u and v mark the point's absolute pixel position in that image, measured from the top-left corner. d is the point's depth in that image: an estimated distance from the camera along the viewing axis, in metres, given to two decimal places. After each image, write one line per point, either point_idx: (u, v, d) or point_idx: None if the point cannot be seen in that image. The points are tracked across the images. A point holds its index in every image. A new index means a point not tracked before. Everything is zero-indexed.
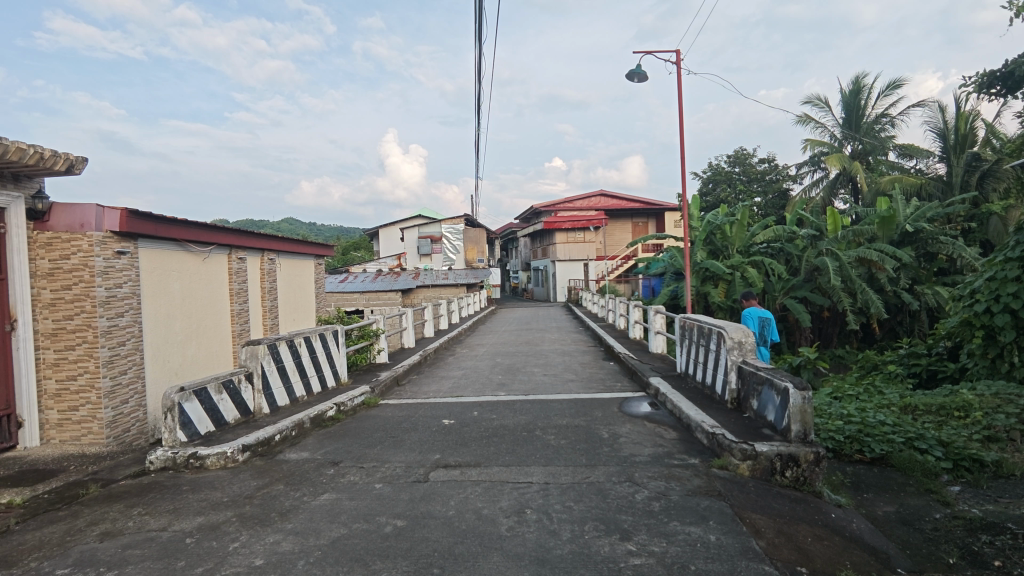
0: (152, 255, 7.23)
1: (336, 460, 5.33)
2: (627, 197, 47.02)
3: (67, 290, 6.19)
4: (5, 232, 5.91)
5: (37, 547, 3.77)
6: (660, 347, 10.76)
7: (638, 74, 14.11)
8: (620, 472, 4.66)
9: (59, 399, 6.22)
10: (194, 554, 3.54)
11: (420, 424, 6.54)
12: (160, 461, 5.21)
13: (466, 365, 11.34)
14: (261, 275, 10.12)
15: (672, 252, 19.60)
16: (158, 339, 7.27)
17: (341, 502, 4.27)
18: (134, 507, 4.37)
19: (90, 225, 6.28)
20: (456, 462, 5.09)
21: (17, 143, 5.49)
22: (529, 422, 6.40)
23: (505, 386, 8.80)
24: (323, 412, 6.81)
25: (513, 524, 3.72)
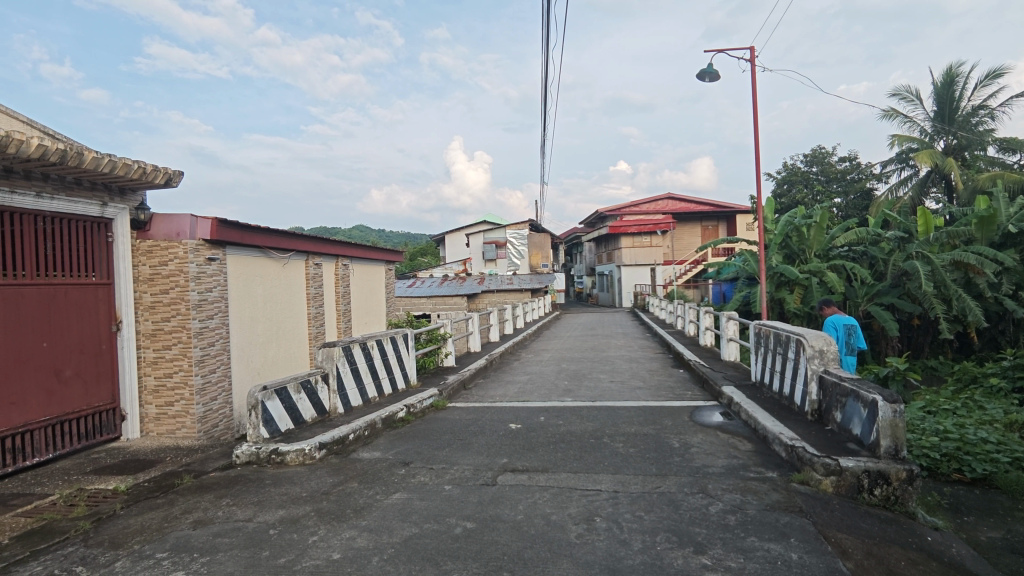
0: (238, 262, 7.70)
1: (407, 460, 5.47)
2: (696, 199, 45.71)
3: (165, 294, 6.70)
4: (112, 241, 6.50)
5: (140, 531, 4.09)
6: (732, 355, 10.37)
7: (709, 73, 13.71)
8: (692, 483, 4.52)
9: (158, 395, 6.74)
10: (277, 545, 3.72)
11: (488, 428, 6.61)
12: (245, 456, 5.53)
13: (532, 370, 11.36)
14: (335, 280, 10.56)
15: (744, 256, 18.84)
16: (243, 341, 7.73)
17: (412, 502, 4.38)
18: (222, 498, 4.66)
19: (185, 234, 6.74)
20: (524, 466, 5.11)
21: (124, 159, 6.00)
22: (596, 429, 6.33)
23: (572, 392, 8.74)
24: (394, 413, 7.01)
25: (582, 532, 3.68)
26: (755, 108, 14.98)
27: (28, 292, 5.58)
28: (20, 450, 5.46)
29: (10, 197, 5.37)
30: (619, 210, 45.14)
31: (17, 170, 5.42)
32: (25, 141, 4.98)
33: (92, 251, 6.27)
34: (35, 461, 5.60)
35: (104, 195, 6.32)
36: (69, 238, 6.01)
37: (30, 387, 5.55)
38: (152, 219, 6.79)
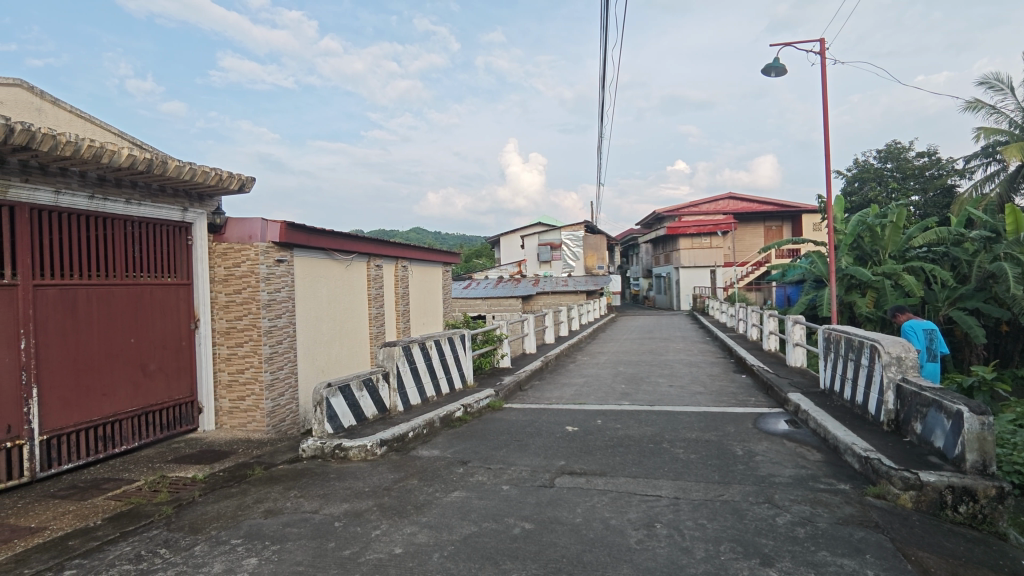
0: (305, 263, 8.02)
1: (465, 459, 5.55)
2: (758, 199, 44.12)
3: (238, 294, 7.06)
4: (191, 244, 6.91)
5: (216, 517, 4.32)
6: (799, 360, 9.92)
7: (776, 68, 13.21)
8: (757, 492, 4.36)
9: (231, 390, 7.10)
10: (342, 537, 3.85)
11: (544, 430, 6.61)
12: (311, 450, 5.76)
13: (588, 373, 11.24)
14: (395, 282, 10.82)
15: (811, 257, 18.02)
16: (309, 340, 8.04)
17: (471, 500, 4.43)
18: (291, 490, 4.86)
19: (257, 237, 7.07)
20: (581, 469, 5.08)
21: (203, 166, 6.38)
22: (656, 434, 6.21)
23: (630, 396, 8.60)
24: (452, 412, 7.12)
25: (642, 538, 3.62)
26: (825, 104, 14.31)
27: (117, 292, 6.01)
28: (110, 438, 5.89)
29: (103, 204, 5.81)
30: (677, 211, 44.15)
31: (109, 178, 5.86)
32: (117, 152, 5.39)
33: (173, 253, 6.69)
34: (123, 448, 6.02)
35: (185, 201, 6.74)
36: (154, 241, 6.44)
37: (118, 379, 5.98)
38: (227, 223, 7.16)
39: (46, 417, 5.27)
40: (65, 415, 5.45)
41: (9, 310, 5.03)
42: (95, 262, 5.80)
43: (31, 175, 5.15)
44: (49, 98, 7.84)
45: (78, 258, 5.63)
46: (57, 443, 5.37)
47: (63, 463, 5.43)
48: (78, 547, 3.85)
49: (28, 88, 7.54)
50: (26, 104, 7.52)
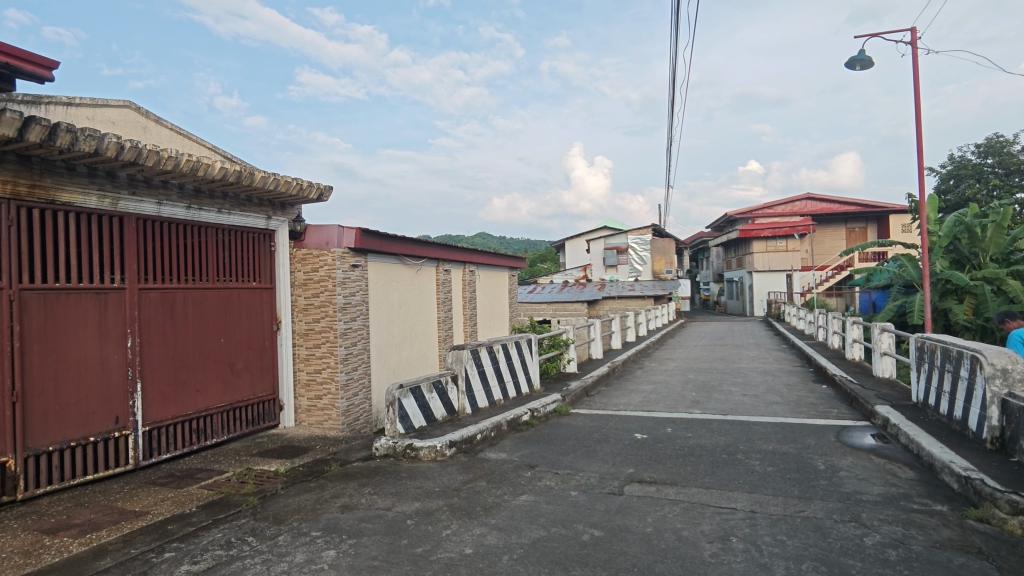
0: (378, 268, 8.30)
1: (533, 463, 5.56)
2: (839, 199, 41.78)
3: (316, 297, 7.39)
4: (275, 250, 7.32)
5: (297, 510, 4.55)
6: (886, 371, 9.29)
7: (861, 61, 12.48)
8: (842, 510, 4.12)
9: (309, 389, 7.44)
10: (414, 535, 3.95)
11: (612, 437, 6.53)
12: (384, 448, 5.95)
13: (657, 380, 10.99)
14: (463, 286, 11.02)
15: (899, 261, 16.86)
16: (381, 342, 8.32)
17: (539, 505, 4.44)
18: (365, 486, 5.04)
19: (333, 243, 7.38)
20: (651, 478, 4.97)
21: (286, 176, 6.76)
22: (729, 445, 5.99)
23: (701, 404, 8.33)
24: (519, 416, 7.16)
25: (717, 551, 3.50)
26: (917, 97, 13.38)
27: (209, 295, 6.46)
28: (202, 431, 6.33)
29: (199, 213, 6.27)
30: (751, 213, 42.48)
31: (203, 189, 6.31)
32: (211, 165, 5.82)
33: (258, 258, 7.11)
34: (213, 441, 6.44)
35: (269, 210, 7.15)
36: (241, 247, 6.87)
37: (210, 376, 6.41)
38: (306, 230, 7.52)
39: (148, 410, 5.73)
40: (164, 408, 5.90)
41: (117, 311, 5.51)
42: (191, 268, 6.27)
43: (138, 188, 5.63)
44: (153, 117, 8.58)
45: (176, 263, 6.10)
46: (157, 434, 5.83)
47: (162, 453, 5.88)
48: (175, 532, 4.15)
49: (136, 109, 8.30)
50: (134, 123, 8.27)
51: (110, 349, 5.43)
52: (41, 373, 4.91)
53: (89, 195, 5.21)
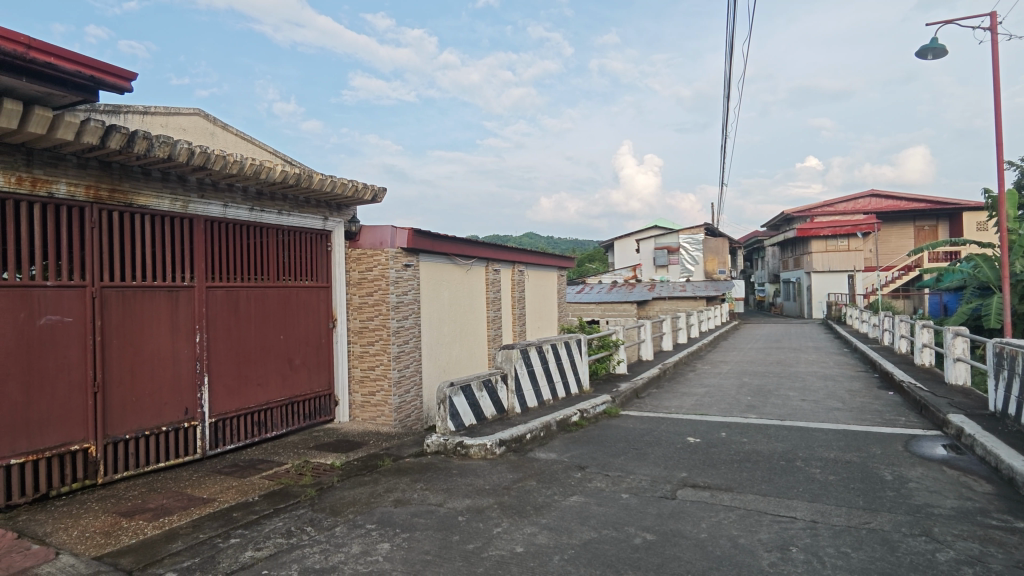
0: (429, 268, 8.43)
1: (583, 464, 5.54)
2: (907, 196, 39.67)
3: (370, 296, 7.58)
4: (331, 250, 7.56)
5: (353, 502, 4.69)
6: (960, 378, 8.75)
7: (933, 49, 11.81)
8: (912, 523, 3.92)
9: (363, 385, 7.64)
10: (466, 531, 4.00)
11: (664, 440, 6.42)
12: (435, 445, 6.05)
13: (709, 383, 10.71)
14: (512, 286, 11.06)
15: (975, 262, 15.85)
16: (432, 341, 8.45)
17: (590, 506, 4.41)
18: (417, 482, 5.14)
19: (387, 243, 7.54)
20: (705, 483, 4.85)
21: (342, 178, 6.97)
22: (788, 451, 5.78)
23: (756, 409, 8.07)
24: (568, 416, 7.14)
25: (776, 561, 3.39)
26: (996, 87, 12.56)
27: (270, 293, 6.73)
28: (263, 424, 6.61)
29: (261, 215, 6.54)
30: (810, 211, 40.85)
31: (265, 192, 6.58)
32: (273, 168, 6.06)
33: (316, 258, 7.36)
34: (273, 433, 6.71)
35: (326, 211, 7.40)
36: (300, 247, 7.13)
37: (270, 371, 6.68)
38: (361, 231, 7.73)
39: (214, 402, 6.02)
40: (229, 401, 6.19)
41: (187, 308, 5.82)
42: (253, 267, 6.55)
43: (206, 192, 5.92)
44: (221, 124, 8.98)
45: (239, 262, 6.39)
46: (222, 426, 6.12)
47: (226, 443, 6.16)
48: (240, 519, 4.35)
49: (204, 116, 8.69)
50: (202, 129, 8.66)
51: (181, 344, 5.74)
52: (119, 366, 5.24)
53: (162, 198, 5.52)
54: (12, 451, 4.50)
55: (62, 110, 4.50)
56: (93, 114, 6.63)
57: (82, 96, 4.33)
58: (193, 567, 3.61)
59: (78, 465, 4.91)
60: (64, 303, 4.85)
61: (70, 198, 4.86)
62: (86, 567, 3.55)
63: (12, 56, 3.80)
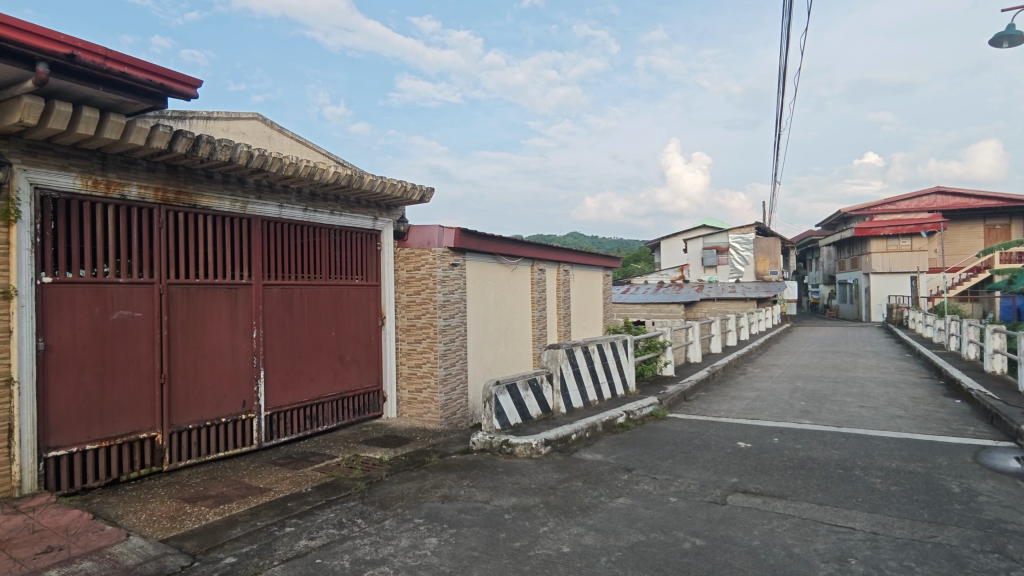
0: (476, 267, 8.50)
1: (630, 466, 5.47)
2: (977, 193, 37.44)
3: (418, 295, 7.71)
4: (380, 250, 7.73)
5: (401, 497, 4.79)
6: None
7: (1008, 37, 11.11)
8: (983, 539, 3.70)
9: (411, 382, 7.77)
10: (513, 529, 4.03)
11: (713, 444, 6.27)
12: (481, 443, 6.11)
13: (760, 387, 10.40)
14: (557, 285, 11.03)
15: None
16: (478, 339, 8.53)
17: (637, 509, 4.36)
18: (463, 479, 5.21)
19: (434, 242, 7.64)
20: (757, 489, 4.72)
21: (392, 179, 7.11)
22: (846, 459, 5.56)
23: (811, 414, 7.79)
24: (614, 418, 7.06)
25: (834, 572, 3.27)
26: None
27: (322, 291, 6.93)
28: (315, 418, 6.81)
29: (314, 215, 6.75)
30: (868, 209, 39.11)
31: (319, 193, 6.78)
32: (326, 170, 6.24)
33: (365, 257, 7.54)
34: (325, 427, 6.91)
35: (375, 211, 7.57)
36: (350, 247, 7.32)
37: (322, 367, 6.89)
38: (410, 231, 7.87)
39: (269, 395, 6.26)
40: (284, 395, 6.42)
41: (246, 304, 6.06)
42: (307, 266, 6.76)
43: (263, 193, 6.15)
44: (277, 127, 9.31)
45: (294, 261, 6.61)
46: (277, 419, 6.35)
47: (281, 436, 6.39)
48: (294, 509, 4.51)
49: (262, 120, 9.03)
50: (260, 133, 9.01)
51: (239, 339, 5.99)
52: (183, 359, 5.50)
53: (223, 200, 5.77)
54: (87, 438, 4.80)
55: (133, 116, 4.77)
56: (160, 120, 6.99)
57: (152, 103, 4.57)
58: (252, 553, 3.76)
59: (146, 452, 5.19)
60: (134, 300, 5.13)
61: (140, 200, 5.14)
62: (153, 549, 3.75)
63: (91, 66, 4.06)
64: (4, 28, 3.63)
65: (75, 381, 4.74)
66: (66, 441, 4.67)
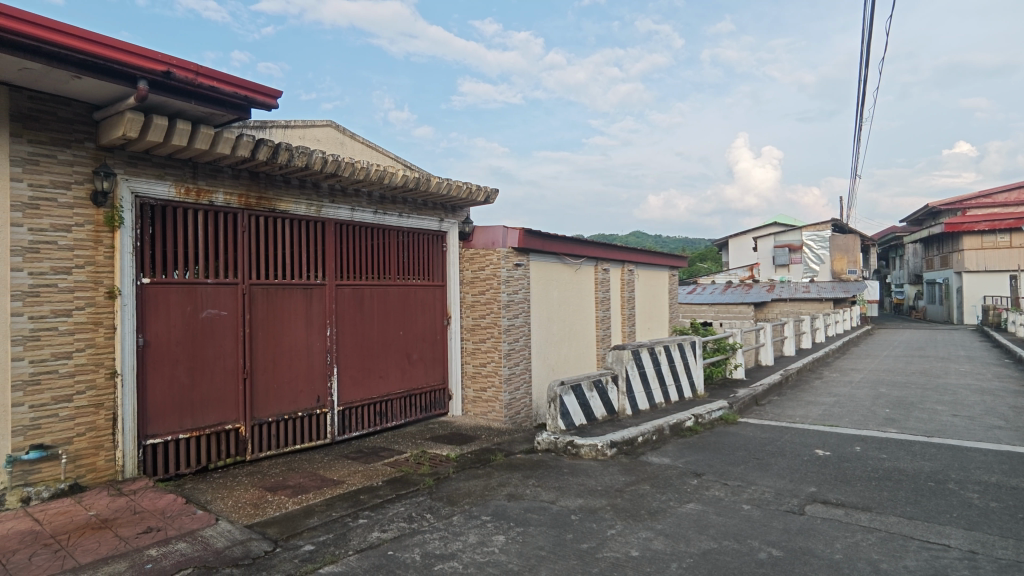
0: (540, 267, 8.51)
1: (699, 472, 5.32)
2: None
3: (482, 295, 7.81)
4: (446, 250, 7.88)
5: (468, 493, 4.86)
6: None
7: None
8: None
9: (475, 380, 7.88)
10: (579, 530, 4.01)
11: (789, 451, 6.00)
12: (545, 443, 6.12)
13: (839, 392, 9.86)
14: (621, 285, 10.88)
15: None
16: (542, 339, 8.53)
17: (708, 515, 4.24)
18: (529, 478, 5.23)
19: (499, 243, 7.71)
20: (838, 500, 4.48)
21: (457, 181, 7.24)
22: (937, 471, 5.18)
23: (897, 423, 7.31)
24: (682, 421, 6.89)
25: None
26: None
27: (391, 291, 7.14)
28: (384, 414, 7.03)
29: (384, 217, 6.97)
30: (960, 203, 36.32)
31: (387, 196, 7.00)
32: (395, 173, 6.43)
33: (431, 258, 7.71)
34: (393, 423, 7.12)
35: (441, 213, 7.73)
36: (417, 248, 7.51)
37: (391, 364, 7.10)
38: (475, 231, 7.97)
39: (342, 391, 6.51)
40: (355, 391, 6.66)
41: (320, 303, 6.33)
42: (376, 267, 6.99)
43: (336, 197, 6.41)
44: (349, 133, 9.67)
45: (364, 262, 6.85)
46: (349, 414, 6.60)
47: (352, 430, 6.63)
48: (367, 501, 4.67)
49: (335, 126, 9.41)
50: (333, 139, 9.39)
51: (314, 337, 6.27)
52: (264, 355, 5.81)
53: (300, 204, 6.05)
54: (179, 427, 5.15)
55: (220, 127, 5.09)
56: (243, 130, 7.41)
57: (237, 114, 4.87)
58: (328, 542, 3.93)
59: (231, 442, 5.52)
60: (221, 299, 5.46)
61: (226, 205, 5.47)
62: (240, 534, 3.99)
63: (184, 81, 4.37)
64: (109, 51, 3.99)
65: (169, 374, 5.10)
66: (162, 430, 5.04)
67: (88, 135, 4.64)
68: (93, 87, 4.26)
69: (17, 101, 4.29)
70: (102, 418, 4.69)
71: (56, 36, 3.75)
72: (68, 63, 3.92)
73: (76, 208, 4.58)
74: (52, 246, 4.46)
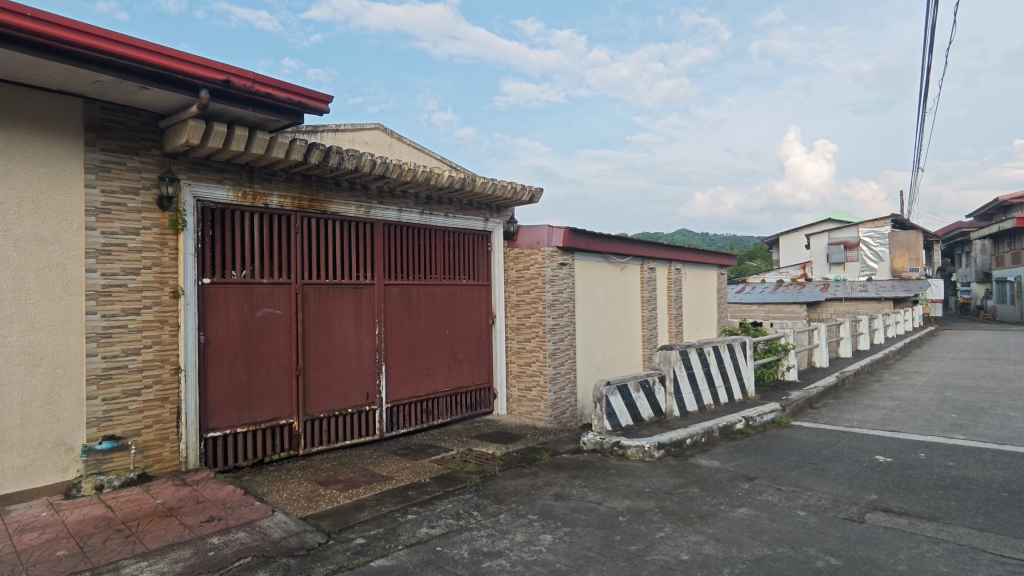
0: (585, 266, 8.46)
1: (751, 475, 5.18)
2: None
3: (527, 294, 7.82)
4: (491, 250, 7.93)
5: (514, 492, 4.88)
6: None
7: None
8: None
9: (520, 379, 7.90)
10: (627, 532, 3.97)
11: (846, 456, 5.77)
12: (591, 443, 6.08)
13: (901, 396, 9.41)
14: (668, 284, 10.69)
15: None
16: (587, 339, 8.47)
17: (761, 520, 4.12)
18: (576, 478, 5.20)
19: (543, 242, 7.71)
20: (901, 509, 4.28)
21: (502, 181, 7.27)
22: (1011, 481, 4.88)
23: (965, 429, 6.92)
24: (732, 423, 6.72)
25: None
26: None
27: (438, 290, 7.24)
28: (431, 411, 7.13)
29: (430, 217, 7.07)
30: None
31: (434, 197, 7.10)
32: (441, 174, 6.51)
33: (477, 258, 7.77)
34: (439, 421, 7.22)
35: (486, 213, 7.78)
36: (463, 248, 7.59)
37: (437, 363, 7.20)
38: (519, 231, 7.99)
39: (390, 389, 6.65)
40: (403, 388, 6.79)
41: (369, 303, 6.48)
42: (424, 267, 7.10)
43: (384, 198, 6.54)
44: (396, 136, 9.85)
45: (412, 262, 6.97)
46: (397, 411, 6.73)
47: (400, 427, 6.76)
48: (415, 497, 4.75)
49: (383, 129, 9.60)
50: (381, 142, 9.58)
51: (364, 335, 6.42)
52: (316, 353, 6.00)
53: (350, 205, 6.20)
54: (238, 421, 5.37)
55: (275, 132, 5.27)
56: (296, 134, 7.66)
57: (291, 119, 5.03)
58: (379, 536, 4.02)
59: (285, 436, 5.71)
60: (276, 298, 5.66)
61: (280, 208, 5.66)
62: (295, 525, 4.13)
63: (242, 89, 4.55)
64: (173, 62, 4.19)
65: (228, 370, 5.32)
66: (221, 424, 5.27)
67: (154, 142, 4.89)
68: (159, 97, 4.48)
69: (91, 112, 4.57)
70: (168, 411, 4.93)
71: (126, 50, 3.97)
72: (137, 74, 4.14)
73: (144, 212, 4.83)
74: (122, 248, 4.72)
